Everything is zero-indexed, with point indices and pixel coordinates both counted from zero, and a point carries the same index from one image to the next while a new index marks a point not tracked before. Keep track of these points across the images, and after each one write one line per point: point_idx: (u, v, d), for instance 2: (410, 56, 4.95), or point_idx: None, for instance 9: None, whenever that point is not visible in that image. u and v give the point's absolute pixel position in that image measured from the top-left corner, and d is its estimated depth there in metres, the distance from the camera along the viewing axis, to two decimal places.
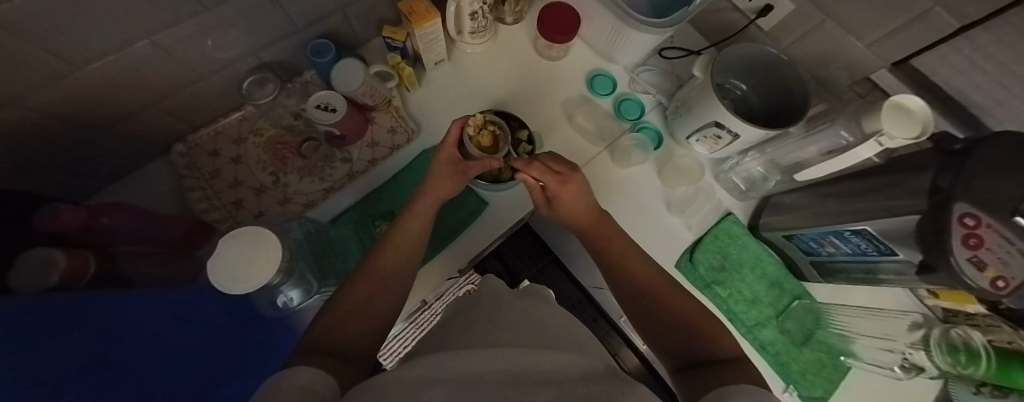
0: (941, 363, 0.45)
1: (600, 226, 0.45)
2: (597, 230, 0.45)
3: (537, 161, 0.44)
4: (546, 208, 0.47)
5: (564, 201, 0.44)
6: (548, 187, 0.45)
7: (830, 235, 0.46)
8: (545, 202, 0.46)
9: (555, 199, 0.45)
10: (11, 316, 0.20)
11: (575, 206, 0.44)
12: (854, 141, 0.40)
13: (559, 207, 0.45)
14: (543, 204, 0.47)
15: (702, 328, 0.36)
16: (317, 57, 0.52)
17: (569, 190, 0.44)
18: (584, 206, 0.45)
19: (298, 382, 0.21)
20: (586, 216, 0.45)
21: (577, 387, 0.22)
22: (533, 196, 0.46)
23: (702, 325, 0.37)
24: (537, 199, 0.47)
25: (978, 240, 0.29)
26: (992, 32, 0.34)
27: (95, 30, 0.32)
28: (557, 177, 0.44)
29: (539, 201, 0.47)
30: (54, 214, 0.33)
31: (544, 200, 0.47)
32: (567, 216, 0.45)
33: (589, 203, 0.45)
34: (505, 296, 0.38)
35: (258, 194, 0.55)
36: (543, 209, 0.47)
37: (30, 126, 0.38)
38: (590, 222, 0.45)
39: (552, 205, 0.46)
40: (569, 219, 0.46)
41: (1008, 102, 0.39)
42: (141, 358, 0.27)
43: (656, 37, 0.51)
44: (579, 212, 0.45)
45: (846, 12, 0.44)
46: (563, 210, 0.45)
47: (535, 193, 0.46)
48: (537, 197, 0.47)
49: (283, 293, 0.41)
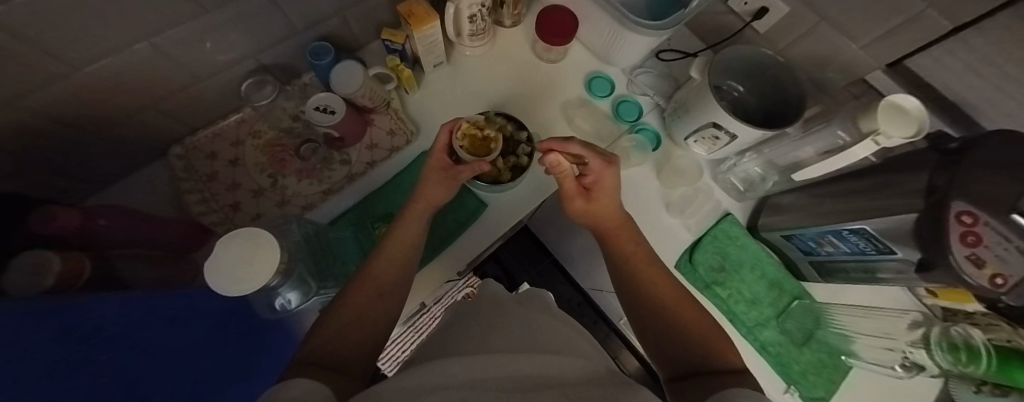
0: (942, 361, 0.46)
1: (630, 230, 0.45)
2: (626, 232, 0.44)
3: (576, 139, 0.44)
4: (581, 198, 0.45)
5: (604, 185, 0.44)
6: (589, 169, 0.44)
7: (828, 235, 0.46)
8: (581, 190, 0.45)
9: (594, 187, 0.45)
10: (23, 313, 0.21)
11: (611, 195, 0.44)
12: (851, 140, 0.41)
13: (597, 197, 0.44)
14: (578, 193, 0.45)
15: (716, 344, 0.35)
16: (316, 59, 0.52)
17: (609, 173, 0.44)
18: (617, 204, 0.45)
19: (295, 394, 0.21)
20: (618, 212, 0.45)
21: (581, 391, 0.22)
22: (565, 183, 0.45)
23: (715, 342, 0.36)
24: (570, 189, 0.45)
25: (976, 238, 0.29)
26: (984, 33, 0.34)
27: (93, 34, 0.33)
28: (599, 157, 0.44)
29: (573, 191, 0.45)
30: (47, 217, 0.32)
31: (579, 189, 0.45)
32: (600, 210, 0.44)
33: (619, 202, 0.45)
34: (505, 301, 0.38)
35: (256, 196, 0.55)
36: (578, 200, 0.45)
37: (25, 128, 0.38)
38: (618, 223, 0.45)
39: (590, 194, 0.45)
40: (601, 214, 0.45)
41: (1001, 103, 0.40)
42: (139, 366, 0.27)
43: (653, 39, 0.51)
44: (612, 205, 0.44)
45: (840, 14, 0.45)
46: (602, 200, 0.44)
47: (569, 181, 0.45)
48: (570, 185, 0.45)
49: (282, 294, 0.40)
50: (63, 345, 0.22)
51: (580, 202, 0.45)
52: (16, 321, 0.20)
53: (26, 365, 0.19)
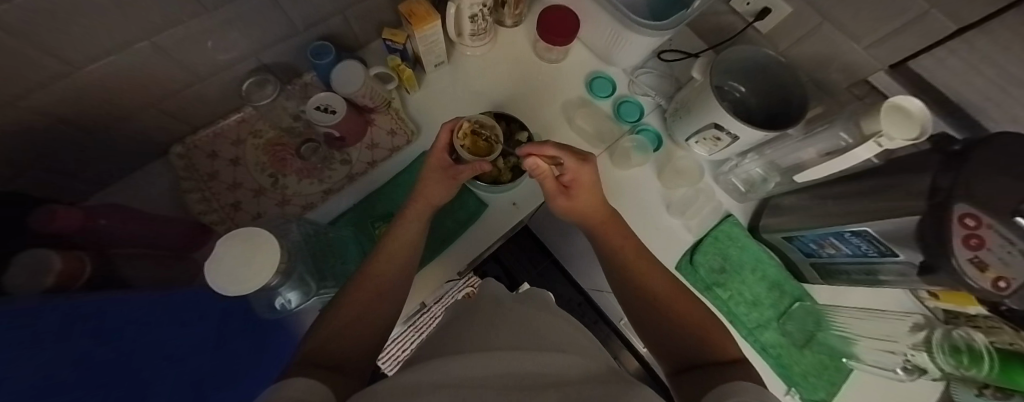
0: (944, 364, 0.46)
1: (614, 226, 0.45)
2: (610, 226, 0.44)
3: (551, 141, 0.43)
4: (562, 196, 0.45)
5: (583, 185, 0.44)
6: (565, 169, 0.43)
7: (830, 236, 0.46)
8: (561, 190, 0.45)
9: (572, 185, 0.44)
10: (23, 312, 0.21)
11: (592, 192, 0.44)
12: (854, 142, 0.40)
13: (576, 195, 0.44)
14: (558, 192, 0.45)
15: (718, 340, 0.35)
16: (317, 59, 0.52)
17: (587, 170, 0.43)
18: (599, 201, 0.44)
19: (293, 393, 0.21)
20: (601, 209, 0.44)
21: (582, 389, 0.22)
22: (544, 183, 0.45)
23: (715, 337, 0.35)
24: (550, 188, 0.45)
25: (979, 241, 0.28)
26: (989, 33, 0.34)
27: (94, 32, 0.33)
28: (575, 155, 0.43)
29: (553, 190, 0.45)
30: (48, 216, 0.32)
31: (559, 188, 0.45)
32: (582, 208, 0.44)
33: (602, 198, 0.44)
34: (504, 300, 0.38)
35: (257, 195, 0.55)
36: (560, 198, 0.45)
37: (27, 127, 0.38)
38: (604, 220, 0.44)
39: (570, 193, 0.44)
40: (584, 212, 0.45)
41: (1005, 104, 0.39)
42: (140, 366, 0.27)
43: (655, 39, 0.51)
44: (595, 203, 0.44)
45: (843, 15, 0.45)
46: (582, 198, 0.44)
47: (549, 181, 0.44)
48: (550, 185, 0.45)
49: (282, 294, 0.41)
50: (63, 344, 0.22)
51: (561, 200, 0.45)
52: (17, 320, 0.20)
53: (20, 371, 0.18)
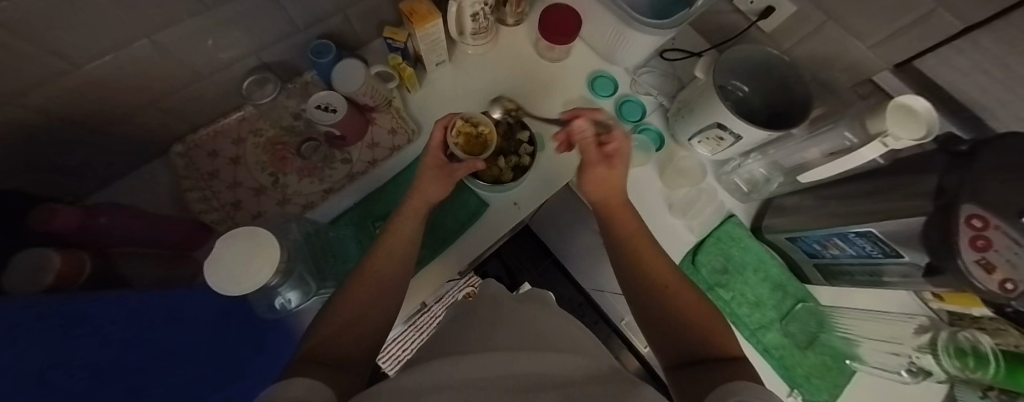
0: (949, 367, 0.45)
1: (626, 216, 0.45)
2: (625, 213, 0.45)
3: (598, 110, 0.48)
4: (603, 165, 0.46)
5: (623, 153, 0.46)
6: (610, 136, 0.46)
7: (833, 237, 0.46)
8: (603, 158, 0.46)
9: (614, 155, 0.46)
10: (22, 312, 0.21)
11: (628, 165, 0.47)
12: (859, 142, 0.40)
13: (617, 164, 0.46)
14: (600, 160, 0.46)
15: (724, 338, 0.34)
16: (317, 58, 0.51)
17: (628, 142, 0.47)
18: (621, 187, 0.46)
19: (292, 394, 0.21)
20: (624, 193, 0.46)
21: (584, 389, 0.22)
22: (588, 147, 0.46)
23: (723, 336, 0.35)
24: (592, 157, 0.46)
25: (986, 242, 0.28)
26: (997, 33, 0.34)
27: (93, 30, 0.32)
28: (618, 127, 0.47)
29: (596, 157, 0.46)
30: (49, 215, 0.32)
31: (600, 156, 0.46)
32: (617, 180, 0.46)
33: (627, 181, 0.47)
34: (505, 300, 0.38)
35: (258, 194, 0.55)
36: (601, 166, 0.46)
37: (25, 125, 0.38)
38: (623, 205, 0.46)
39: (612, 161, 0.46)
40: (610, 191, 0.46)
41: (1011, 104, 0.39)
42: (139, 366, 0.27)
43: (657, 38, 0.51)
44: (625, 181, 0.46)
45: (848, 13, 0.44)
46: (619, 170, 0.46)
47: (590, 148, 0.46)
48: (591, 153, 0.46)
49: (282, 294, 0.41)
50: (62, 343, 0.21)
51: (603, 168, 0.46)
52: (16, 320, 0.20)
53: (18, 375, 0.18)
